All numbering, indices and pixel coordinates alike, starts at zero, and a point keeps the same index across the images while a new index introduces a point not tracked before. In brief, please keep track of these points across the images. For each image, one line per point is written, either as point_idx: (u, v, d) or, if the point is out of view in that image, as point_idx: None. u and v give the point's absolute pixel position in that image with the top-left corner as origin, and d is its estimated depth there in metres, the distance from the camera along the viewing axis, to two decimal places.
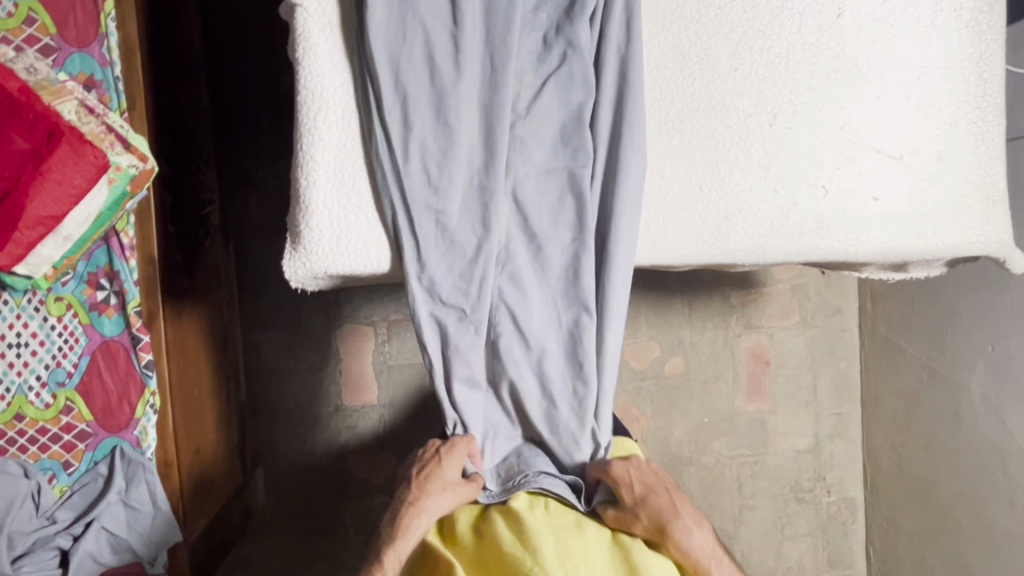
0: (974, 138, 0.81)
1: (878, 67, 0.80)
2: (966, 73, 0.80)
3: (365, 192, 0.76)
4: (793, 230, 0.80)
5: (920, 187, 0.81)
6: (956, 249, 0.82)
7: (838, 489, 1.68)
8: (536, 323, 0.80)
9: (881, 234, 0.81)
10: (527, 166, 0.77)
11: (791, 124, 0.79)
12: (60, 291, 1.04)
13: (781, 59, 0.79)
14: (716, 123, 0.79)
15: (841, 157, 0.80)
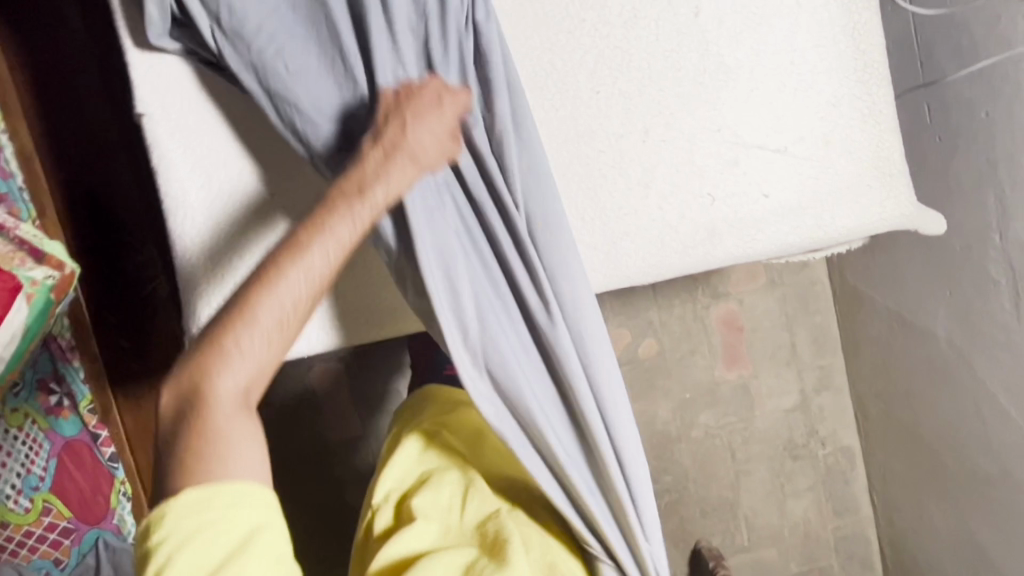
0: (862, 114, 0.78)
1: (747, 61, 0.76)
2: (841, 49, 0.77)
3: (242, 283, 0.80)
4: (686, 243, 0.78)
5: (812, 175, 0.78)
6: (860, 230, 0.80)
7: (833, 440, 1.68)
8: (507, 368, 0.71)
9: (777, 231, 0.79)
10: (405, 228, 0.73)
11: (665, 138, 0.77)
12: (15, 401, 1.02)
13: (644, 73, 0.76)
14: (588, 150, 0.76)
15: (723, 160, 0.77)
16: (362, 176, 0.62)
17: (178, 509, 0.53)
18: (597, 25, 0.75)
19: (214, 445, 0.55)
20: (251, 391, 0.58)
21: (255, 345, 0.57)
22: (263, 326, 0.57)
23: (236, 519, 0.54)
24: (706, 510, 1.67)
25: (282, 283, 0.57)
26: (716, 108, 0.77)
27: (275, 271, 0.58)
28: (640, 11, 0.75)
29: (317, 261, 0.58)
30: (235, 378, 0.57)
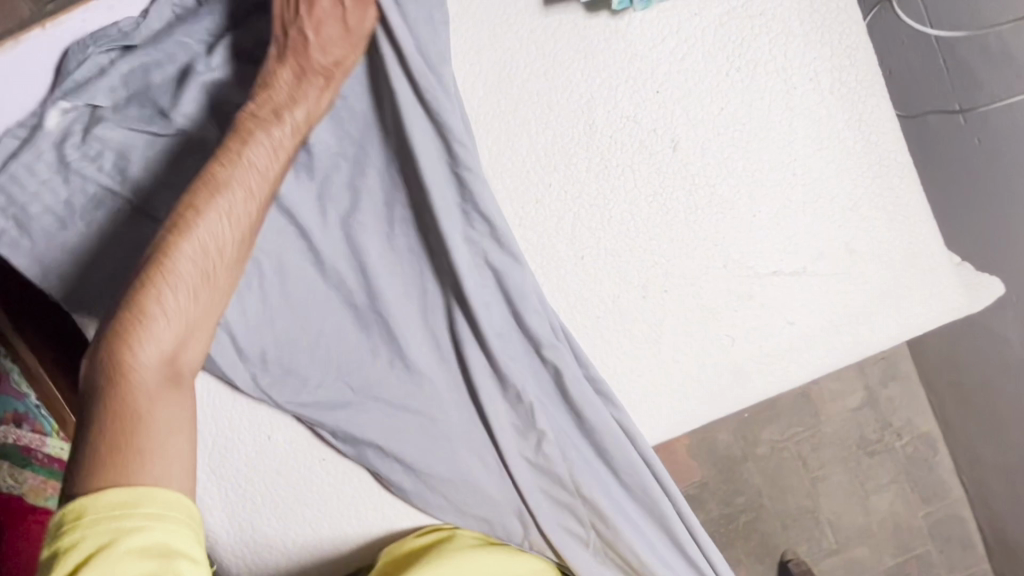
0: (886, 210, 0.68)
1: (743, 184, 0.67)
2: (848, 145, 0.67)
3: (267, 520, 0.73)
4: (712, 391, 0.71)
5: (840, 290, 0.69)
6: (905, 335, 0.71)
7: (908, 429, 1.59)
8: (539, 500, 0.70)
9: (812, 357, 0.70)
10: (393, 427, 0.68)
11: (667, 287, 0.69)
12: None
13: (629, 223, 0.67)
14: (584, 317, 0.69)
15: (736, 296, 0.69)
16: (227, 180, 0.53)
17: (125, 495, 0.42)
18: (566, 185, 0.67)
19: (131, 428, 0.44)
20: (174, 362, 0.48)
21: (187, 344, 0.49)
22: (170, 299, 0.48)
23: (163, 500, 0.43)
24: (785, 522, 1.61)
25: (163, 318, 0.48)
26: (717, 242, 0.68)
27: (162, 292, 0.48)
28: (611, 159, 0.66)
29: (171, 295, 0.48)
30: (157, 348, 0.47)
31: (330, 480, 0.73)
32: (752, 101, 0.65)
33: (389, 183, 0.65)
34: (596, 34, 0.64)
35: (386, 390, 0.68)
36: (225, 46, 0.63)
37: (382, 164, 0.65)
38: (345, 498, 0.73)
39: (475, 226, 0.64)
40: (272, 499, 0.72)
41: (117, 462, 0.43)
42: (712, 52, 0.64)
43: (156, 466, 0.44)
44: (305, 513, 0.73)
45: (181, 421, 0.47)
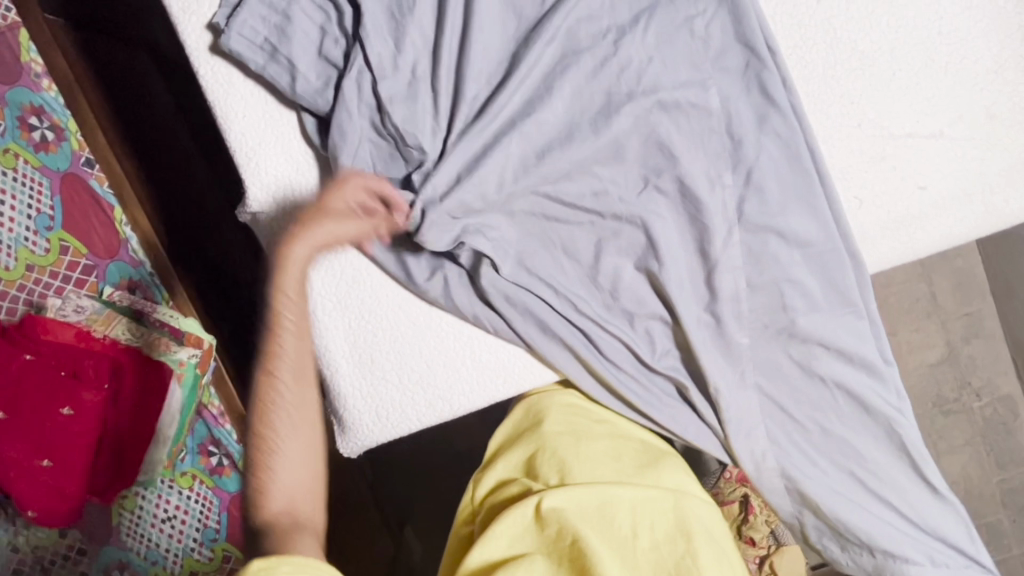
0: (953, 81, 0.67)
1: (888, 14, 0.66)
2: (823, 50, 0.67)
3: (385, 363, 0.76)
4: (903, 191, 0.69)
5: (981, 125, 0.68)
6: (1010, 206, 0.70)
7: (989, 390, 1.44)
8: (805, 230, 0.69)
9: (960, 182, 0.69)
10: (540, 249, 0.72)
11: (892, 73, 0.67)
12: (182, 466, 1.15)
13: (835, 19, 0.66)
14: (535, 228, 0.72)
15: (920, 104, 0.68)
16: (271, 422, 0.57)
17: (281, 480, 0.56)
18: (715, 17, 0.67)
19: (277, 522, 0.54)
20: (295, 501, 0.56)
21: (292, 407, 0.59)
22: (287, 425, 0.58)
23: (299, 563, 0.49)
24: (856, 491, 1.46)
25: (276, 473, 0.56)
26: (689, 166, 0.68)
27: (292, 330, 0.61)
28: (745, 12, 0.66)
29: (282, 416, 0.58)
30: (273, 489, 0.56)
31: (448, 319, 0.76)
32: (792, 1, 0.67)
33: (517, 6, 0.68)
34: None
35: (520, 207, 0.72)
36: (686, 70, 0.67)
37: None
38: (460, 339, 0.76)
39: (616, 48, 0.67)
40: (392, 333, 0.76)
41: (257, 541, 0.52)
42: None
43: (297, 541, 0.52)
44: (422, 348, 0.76)
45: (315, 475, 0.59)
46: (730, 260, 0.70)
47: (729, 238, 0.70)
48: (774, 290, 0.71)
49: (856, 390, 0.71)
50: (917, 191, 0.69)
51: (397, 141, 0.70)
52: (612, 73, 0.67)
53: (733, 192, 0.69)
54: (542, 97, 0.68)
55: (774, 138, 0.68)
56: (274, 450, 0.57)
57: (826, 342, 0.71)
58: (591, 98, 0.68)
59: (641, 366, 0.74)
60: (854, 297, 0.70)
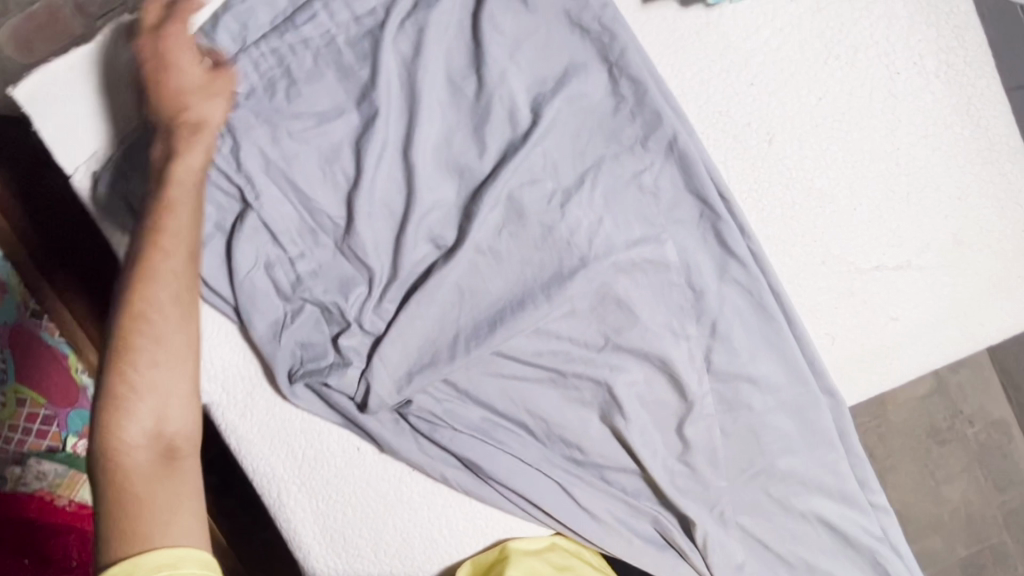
0: (916, 212, 0.65)
1: (842, 150, 0.64)
2: (778, 191, 0.64)
3: (359, 540, 0.72)
4: (874, 323, 0.67)
5: (948, 252, 0.65)
6: (983, 328, 0.67)
7: (981, 414, 1.32)
8: (774, 377, 0.67)
9: (932, 309, 0.66)
10: (505, 415, 0.69)
11: (853, 207, 0.64)
12: None
13: (788, 160, 0.64)
14: (497, 396, 0.68)
15: (885, 237, 0.65)
16: (119, 432, 0.47)
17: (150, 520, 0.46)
18: (664, 170, 0.63)
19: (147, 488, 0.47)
20: (164, 427, 0.48)
21: (159, 398, 0.48)
22: (158, 321, 0.49)
23: (189, 555, 0.46)
24: None
25: (148, 505, 0.46)
26: (651, 324, 0.66)
27: (142, 311, 0.49)
28: (694, 166, 0.62)
29: (143, 416, 0.48)
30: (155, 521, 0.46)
31: (419, 489, 0.73)
32: (741, 146, 0.63)
33: (456, 175, 0.64)
34: (689, 21, 0.63)
35: (480, 375, 0.68)
36: (638, 228, 0.64)
37: (447, 159, 0.64)
38: (435, 508, 0.73)
39: (564, 213, 0.63)
40: (363, 508, 0.72)
41: (127, 520, 0.46)
42: (842, 37, 0.62)
43: (167, 525, 0.46)
44: (395, 521, 0.72)
45: (185, 316, 0.51)
46: (702, 412, 0.67)
47: (702, 390, 0.67)
48: (751, 438, 0.68)
49: (845, 532, 0.68)
50: (889, 322, 0.67)
51: (339, 328, 0.66)
52: (563, 240, 0.64)
53: (699, 343, 0.66)
54: (493, 267, 0.65)
55: (735, 288, 0.65)
56: (134, 471, 0.47)
57: (807, 485, 0.68)
58: (541, 265, 0.65)
59: (624, 525, 0.70)
60: (833, 436, 0.68)
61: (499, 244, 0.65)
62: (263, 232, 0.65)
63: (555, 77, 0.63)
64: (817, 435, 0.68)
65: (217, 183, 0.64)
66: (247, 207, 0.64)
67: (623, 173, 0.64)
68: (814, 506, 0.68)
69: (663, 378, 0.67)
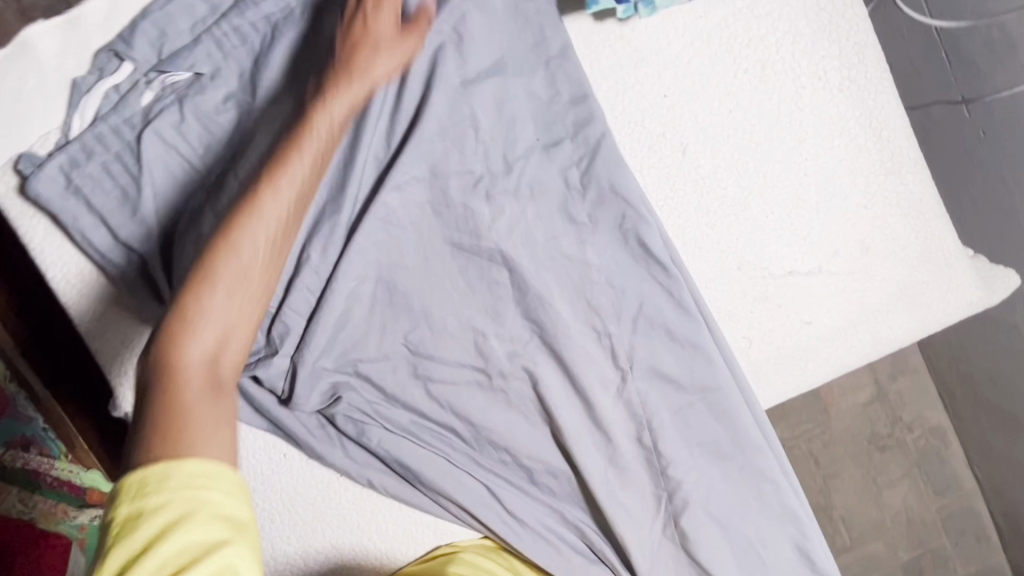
0: (826, 219, 0.67)
1: (754, 160, 0.66)
2: (694, 199, 0.66)
3: (286, 551, 0.71)
4: (789, 327, 0.69)
5: (858, 258, 0.68)
6: (893, 331, 0.70)
7: (919, 421, 1.35)
8: (694, 380, 0.68)
9: (843, 314, 0.69)
10: (432, 420, 0.70)
11: (766, 215, 0.67)
12: None
13: (703, 168, 0.66)
14: (424, 398, 0.70)
15: (797, 244, 0.68)
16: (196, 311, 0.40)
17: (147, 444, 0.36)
18: (590, 171, 0.65)
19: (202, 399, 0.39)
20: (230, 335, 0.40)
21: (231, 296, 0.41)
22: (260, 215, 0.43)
23: (212, 485, 0.36)
24: None
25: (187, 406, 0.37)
26: (572, 324, 0.68)
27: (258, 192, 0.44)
28: (609, 173, 0.65)
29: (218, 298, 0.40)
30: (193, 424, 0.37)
31: (347, 496, 0.71)
32: (655, 154, 0.66)
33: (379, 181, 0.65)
34: (604, 34, 0.65)
35: (407, 376, 0.69)
36: (557, 231, 0.67)
37: (369, 164, 0.64)
38: (365, 514, 0.72)
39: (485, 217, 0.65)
40: (291, 516, 0.71)
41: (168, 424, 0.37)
42: (751, 51, 0.65)
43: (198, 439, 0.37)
44: (323, 529, 0.71)
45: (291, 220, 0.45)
46: (624, 414, 0.69)
47: (625, 388, 0.68)
48: (673, 440, 0.69)
49: (768, 532, 0.69)
50: (803, 326, 0.69)
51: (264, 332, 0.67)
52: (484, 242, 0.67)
53: (621, 347, 0.68)
54: (418, 269, 0.67)
55: (654, 291, 0.67)
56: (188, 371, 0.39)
57: (729, 486, 0.70)
58: (465, 266, 0.68)
59: (553, 524, 0.71)
60: (754, 436, 0.69)
61: (423, 247, 0.67)
62: (180, 236, 0.64)
63: (475, 85, 0.64)
64: (737, 436, 0.69)
65: (137, 186, 0.64)
66: (166, 211, 0.64)
67: (542, 179, 0.67)
68: (737, 505, 0.70)
69: (587, 380, 0.68)
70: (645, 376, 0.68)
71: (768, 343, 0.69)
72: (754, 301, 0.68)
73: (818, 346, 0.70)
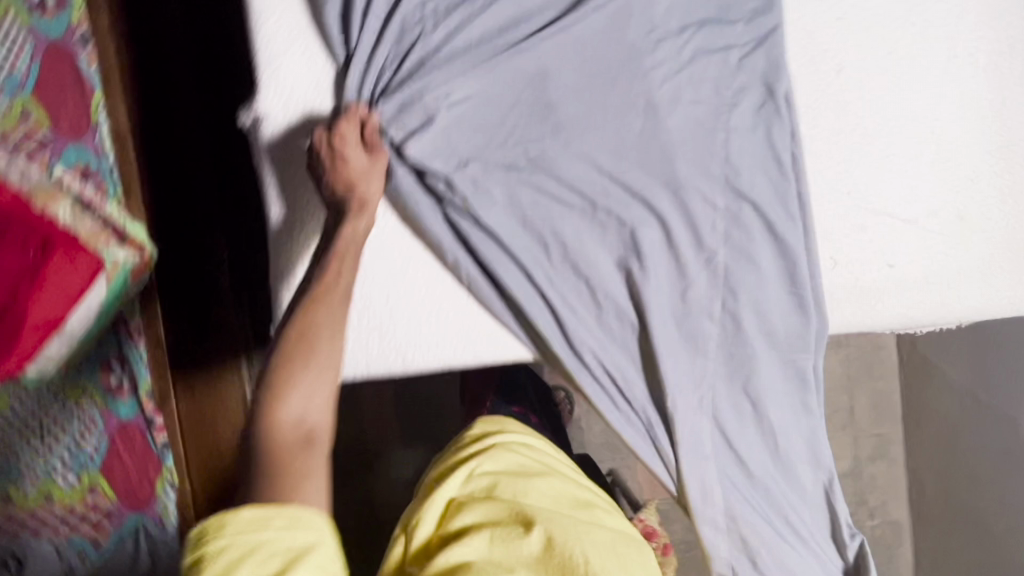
0: (935, 178, 0.74)
1: (893, 102, 0.73)
2: (832, 116, 0.72)
3: (348, 300, 0.73)
4: (873, 264, 0.74)
5: (951, 223, 0.74)
6: (959, 302, 0.76)
7: (880, 511, 1.51)
8: (773, 274, 0.73)
9: (923, 269, 0.75)
10: (530, 226, 0.72)
11: (888, 154, 0.73)
12: (76, 378, 1.04)
13: (848, 91, 0.72)
14: (528, 204, 0.72)
15: (905, 190, 0.73)
16: None
17: None
18: (752, 53, 0.71)
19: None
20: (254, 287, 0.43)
21: None
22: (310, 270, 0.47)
23: None
24: None
25: None
26: (688, 185, 0.72)
27: None
28: (769, 62, 0.71)
29: None
30: None
31: (421, 271, 0.73)
32: (814, 64, 0.72)
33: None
34: None
35: (521, 179, 0.71)
36: (707, 97, 0.71)
37: None
38: (431, 295, 0.74)
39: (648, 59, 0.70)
40: (363, 270, 0.73)
41: None
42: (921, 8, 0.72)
43: None
44: (389, 293, 0.73)
45: None
46: (704, 282, 0.73)
47: (711, 260, 0.73)
48: (736, 322, 0.74)
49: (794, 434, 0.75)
50: (885, 267, 0.74)
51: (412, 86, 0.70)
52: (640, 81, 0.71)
53: (723, 220, 0.72)
54: (572, 83, 0.70)
55: (770, 182, 0.72)
56: None
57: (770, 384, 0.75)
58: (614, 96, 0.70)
59: (603, 364, 0.74)
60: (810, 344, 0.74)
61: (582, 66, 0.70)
62: None
63: None
64: (792, 340, 0.74)
65: None
66: None
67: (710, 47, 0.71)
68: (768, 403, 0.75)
69: (682, 239, 0.72)
70: (735, 256, 0.73)
71: (848, 270, 0.74)
72: (850, 227, 0.74)
73: (891, 290, 0.75)
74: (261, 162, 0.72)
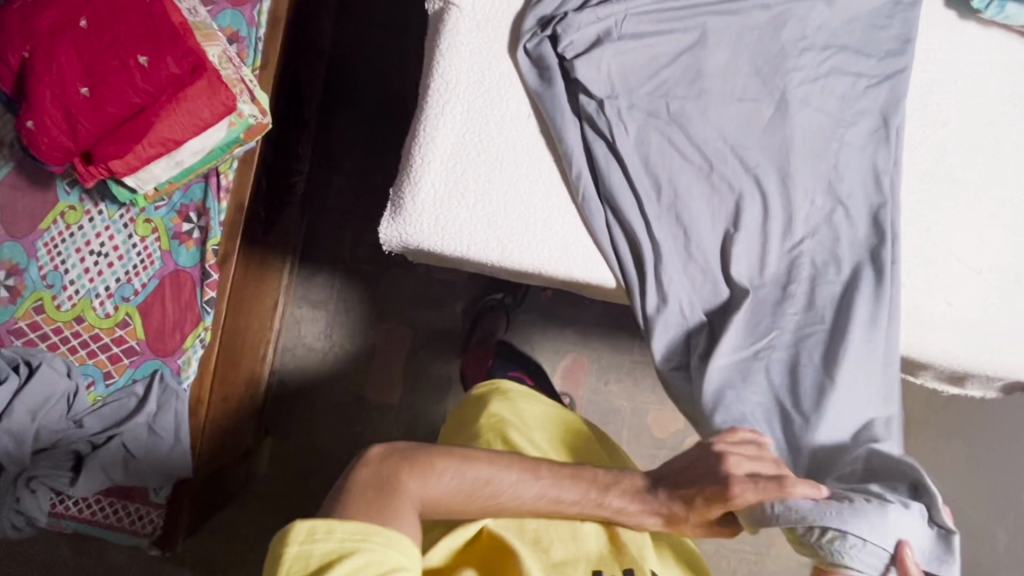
0: (999, 241, 0.83)
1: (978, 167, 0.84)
2: (925, 161, 0.83)
3: (473, 183, 0.79)
4: (933, 296, 0.81)
5: (1008, 282, 0.83)
6: (1004, 357, 0.81)
7: None
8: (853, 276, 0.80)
9: (978, 316, 0.82)
10: (653, 166, 0.80)
11: (966, 207, 0.83)
12: (152, 214, 1.11)
13: (942, 146, 0.84)
14: (656, 149, 0.80)
15: (974, 241, 0.83)
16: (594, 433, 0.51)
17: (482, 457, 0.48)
18: (877, 86, 0.82)
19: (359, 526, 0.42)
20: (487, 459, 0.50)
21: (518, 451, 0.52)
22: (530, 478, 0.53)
23: None
24: None
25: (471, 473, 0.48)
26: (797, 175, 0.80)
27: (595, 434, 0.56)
28: (890, 98, 0.82)
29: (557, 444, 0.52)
30: None
31: (544, 178, 0.80)
32: (920, 115, 0.84)
33: None
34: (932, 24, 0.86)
35: (659, 125, 0.80)
36: (831, 110, 0.82)
37: None
38: (546, 201, 0.80)
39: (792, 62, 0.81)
40: (495, 160, 0.80)
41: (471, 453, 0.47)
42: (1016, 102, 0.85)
43: None
44: (510, 188, 0.79)
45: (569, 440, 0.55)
46: (789, 263, 0.80)
47: (798, 246, 0.80)
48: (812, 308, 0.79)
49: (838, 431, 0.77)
50: (946, 303, 0.81)
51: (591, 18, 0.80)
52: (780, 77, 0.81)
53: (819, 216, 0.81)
54: (721, 61, 0.81)
55: (868, 195, 0.81)
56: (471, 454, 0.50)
57: None
58: (754, 83, 0.81)
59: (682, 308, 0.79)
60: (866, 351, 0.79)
61: (734, 50, 0.81)
62: None
63: None
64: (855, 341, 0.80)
65: None
66: None
67: (844, 71, 0.82)
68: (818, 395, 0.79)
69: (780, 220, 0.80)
70: (823, 248, 0.80)
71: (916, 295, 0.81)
72: (923, 257, 0.82)
73: (946, 326, 0.81)
74: (440, 44, 0.80)
